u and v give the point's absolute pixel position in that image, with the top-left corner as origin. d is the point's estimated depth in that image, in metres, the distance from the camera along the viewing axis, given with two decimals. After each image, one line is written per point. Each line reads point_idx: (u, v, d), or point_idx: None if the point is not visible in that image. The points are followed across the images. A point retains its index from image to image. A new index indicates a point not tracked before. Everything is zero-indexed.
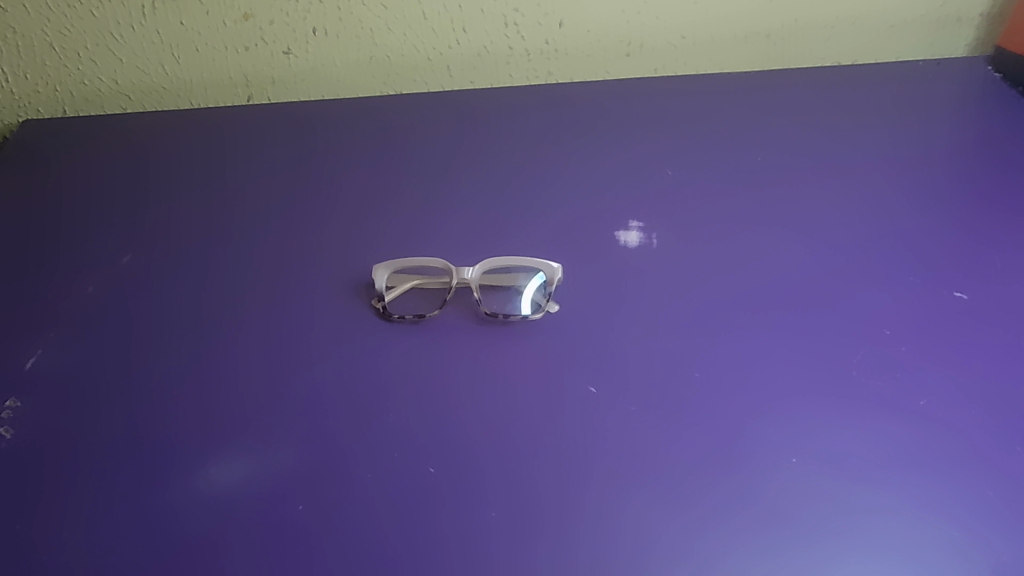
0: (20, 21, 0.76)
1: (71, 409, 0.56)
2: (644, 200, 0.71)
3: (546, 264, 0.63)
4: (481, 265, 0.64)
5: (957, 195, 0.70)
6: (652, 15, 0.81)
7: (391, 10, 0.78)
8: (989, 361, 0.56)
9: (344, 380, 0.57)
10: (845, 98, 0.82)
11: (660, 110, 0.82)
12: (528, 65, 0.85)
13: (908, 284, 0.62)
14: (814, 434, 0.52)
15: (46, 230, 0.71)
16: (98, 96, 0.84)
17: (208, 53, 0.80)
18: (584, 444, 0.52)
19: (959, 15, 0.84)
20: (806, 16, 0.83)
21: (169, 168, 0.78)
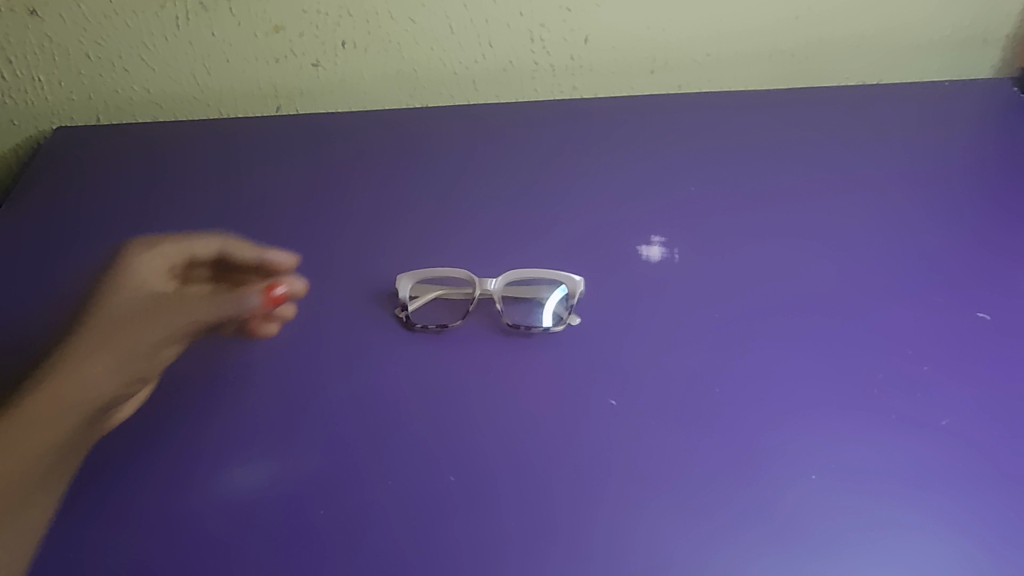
0: (57, 31, 0.77)
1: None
2: (666, 214, 0.72)
3: (568, 277, 0.64)
4: (504, 278, 0.65)
5: (981, 213, 0.70)
6: (677, 31, 0.82)
7: (419, 25, 0.79)
8: (1010, 380, 0.56)
9: (366, 388, 0.58)
10: (869, 116, 0.82)
11: (684, 124, 0.82)
12: (552, 79, 0.85)
13: (930, 302, 0.62)
14: (834, 452, 0.52)
15: (78, 237, 0.73)
16: (130, 105, 0.85)
17: (238, 64, 0.82)
18: (603, 456, 0.52)
19: (984, 35, 0.84)
20: (831, 35, 0.83)
21: (198, 175, 0.80)
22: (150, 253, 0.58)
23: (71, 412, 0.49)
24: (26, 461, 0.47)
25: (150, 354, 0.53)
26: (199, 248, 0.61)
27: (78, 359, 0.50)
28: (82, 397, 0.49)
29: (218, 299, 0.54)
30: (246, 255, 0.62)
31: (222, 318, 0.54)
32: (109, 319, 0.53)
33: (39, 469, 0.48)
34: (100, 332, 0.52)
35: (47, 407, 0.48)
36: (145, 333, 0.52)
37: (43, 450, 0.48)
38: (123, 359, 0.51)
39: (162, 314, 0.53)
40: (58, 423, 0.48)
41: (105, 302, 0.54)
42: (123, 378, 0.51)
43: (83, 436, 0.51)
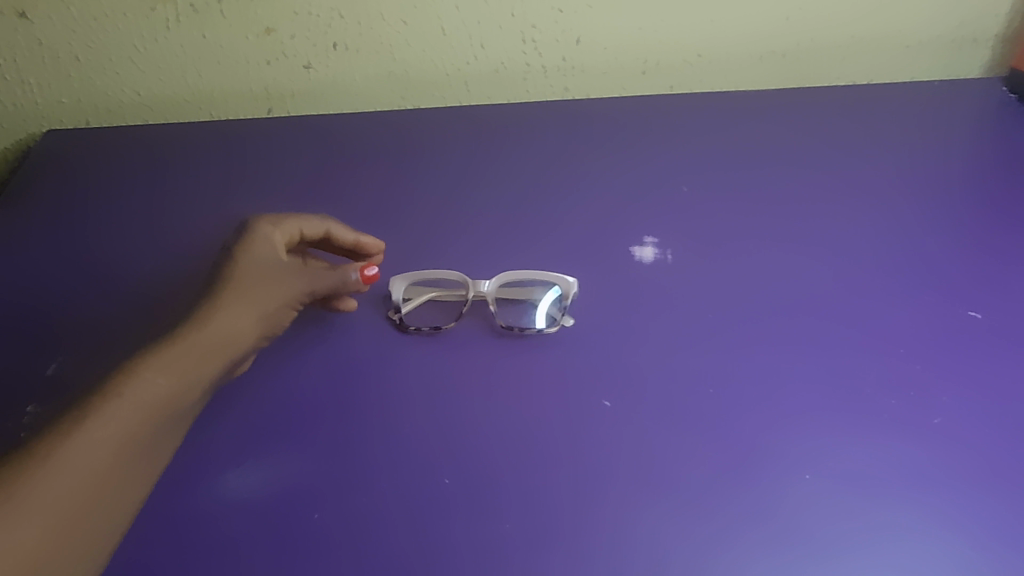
0: (46, 34, 0.77)
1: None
2: (659, 216, 0.72)
3: (562, 278, 0.64)
4: (498, 279, 0.65)
5: (971, 213, 0.70)
6: (669, 32, 0.82)
7: (411, 26, 0.79)
8: (1001, 380, 0.56)
9: (360, 391, 0.58)
10: (860, 116, 0.83)
11: (677, 125, 0.83)
12: (544, 81, 0.86)
13: (922, 302, 0.62)
14: (829, 451, 0.52)
15: (70, 240, 0.73)
16: (121, 107, 0.85)
17: (229, 66, 0.81)
18: (598, 457, 0.52)
19: (974, 36, 0.85)
20: (822, 36, 0.83)
21: (191, 178, 0.79)
22: (267, 219, 0.61)
23: (222, 355, 0.52)
24: (189, 393, 0.49)
25: (277, 315, 0.58)
26: (309, 227, 0.63)
27: (225, 305, 0.54)
28: (231, 340, 0.53)
29: (321, 273, 0.61)
30: (344, 237, 0.65)
31: (324, 291, 0.61)
32: (246, 272, 0.56)
33: (189, 406, 0.50)
34: (241, 284, 0.56)
35: (205, 345, 0.51)
36: (272, 293, 0.57)
37: (200, 383, 0.50)
38: (261, 314, 0.56)
39: (286, 279, 0.59)
40: (211, 365, 0.51)
41: (237, 258, 0.57)
42: (258, 331, 0.56)
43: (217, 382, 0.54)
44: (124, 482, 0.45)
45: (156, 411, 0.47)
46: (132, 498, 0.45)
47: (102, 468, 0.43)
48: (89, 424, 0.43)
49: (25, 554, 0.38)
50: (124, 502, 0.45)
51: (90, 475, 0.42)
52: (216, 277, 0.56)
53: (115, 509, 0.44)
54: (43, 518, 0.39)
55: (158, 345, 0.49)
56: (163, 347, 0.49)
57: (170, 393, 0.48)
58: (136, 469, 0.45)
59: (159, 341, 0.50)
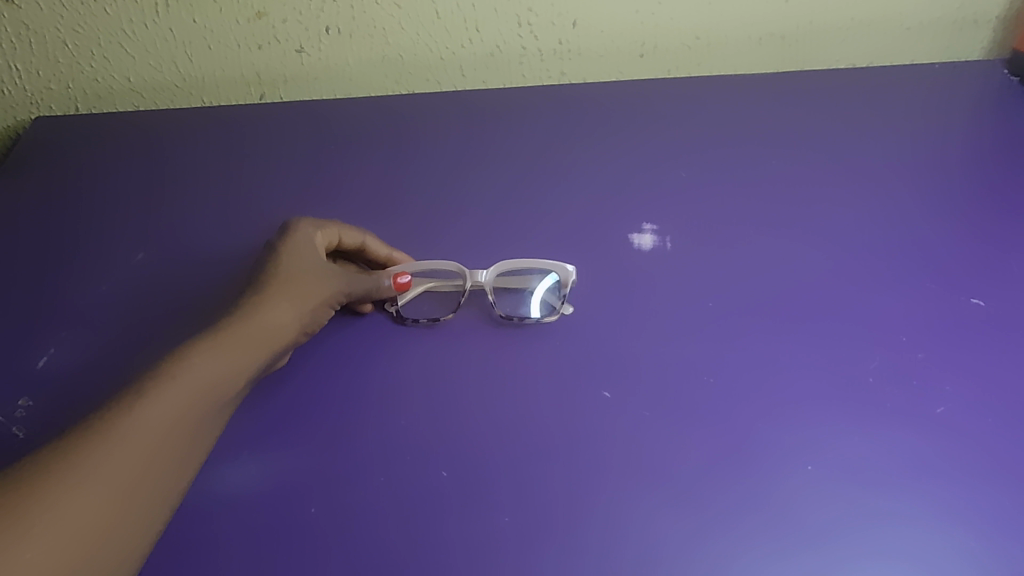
0: (34, 18, 0.75)
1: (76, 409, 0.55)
2: (657, 203, 0.71)
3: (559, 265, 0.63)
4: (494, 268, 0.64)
5: (972, 199, 0.70)
6: (667, 15, 0.81)
7: (405, 10, 0.78)
8: (1003, 369, 0.55)
9: (356, 383, 0.57)
10: (860, 100, 0.82)
11: (675, 109, 0.82)
12: (540, 65, 0.85)
13: (924, 290, 0.62)
14: (831, 441, 0.52)
15: (60, 228, 0.71)
16: (111, 93, 0.84)
17: (221, 51, 0.80)
18: (597, 449, 0.52)
19: (975, 17, 0.84)
20: (821, 18, 0.82)
21: (183, 166, 0.78)
22: (309, 221, 0.62)
23: (269, 346, 0.53)
24: (239, 380, 0.50)
25: (319, 313, 0.58)
26: (347, 236, 0.62)
27: (273, 302, 0.54)
28: (279, 336, 0.54)
29: (359, 277, 0.61)
30: (377, 252, 0.64)
31: (360, 295, 0.61)
32: (290, 269, 0.57)
33: (238, 394, 0.51)
34: (285, 281, 0.56)
35: (252, 337, 0.51)
36: (316, 291, 0.57)
37: (248, 372, 0.51)
38: (306, 311, 0.56)
39: (327, 277, 0.58)
40: (260, 354, 0.52)
41: (281, 257, 0.58)
42: (302, 326, 0.56)
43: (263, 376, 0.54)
44: (179, 462, 0.45)
45: (207, 395, 0.47)
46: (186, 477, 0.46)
47: (155, 449, 0.44)
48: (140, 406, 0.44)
49: (83, 525, 0.39)
50: (179, 482, 0.45)
51: (143, 454, 0.43)
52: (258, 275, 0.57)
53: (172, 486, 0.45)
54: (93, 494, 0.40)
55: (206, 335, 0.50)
56: (213, 336, 0.50)
57: (221, 379, 0.48)
58: (190, 451, 0.46)
59: (211, 331, 0.50)
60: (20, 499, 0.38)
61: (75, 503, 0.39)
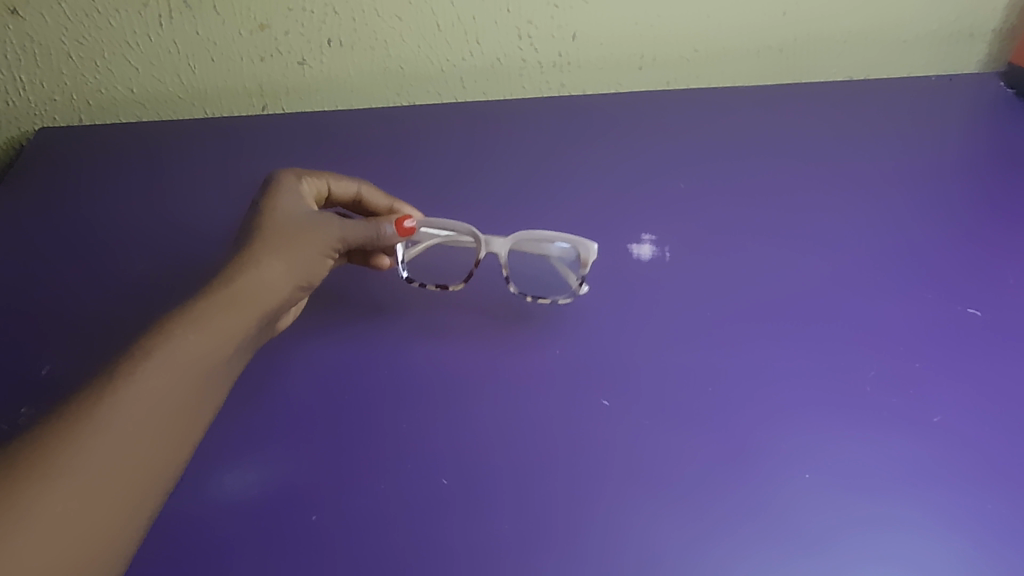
0: (38, 30, 0.76)
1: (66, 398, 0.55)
2: (657, 213, 0.72)
3: (581, 240, 0.63)
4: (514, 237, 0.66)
5: (968, 208, 0.70)
6: (665, 29, 0.82)
7: (406, 22, 0.79)
8: (999, 378, 0.56)
9: (357, 392, 0.57)
10: (857, 112, 0.83)
11: (675, 120, 0.83)
12: (540, 77, 0.86)
13: (920, 300, 0.62)
14: (829, 450, 0.52)
15: (61, 236, 0.71)
16: (114, 103, 0.84)
17: (223, 63, 0.81)
18: (596, 457, 0.52)
19: (971, 30, 0.86)
20: (819, 31, 0.84)
21: (186, 177, 0.79)
22: (291, 172, 0.63)
23: (263, 305, 0.52)
24: (228, 349, 0.48)
25: (314, 265, 0.57)
26: (339, 186, 0.65)
27: (261, 260, 0.53)
28: (272, 293, 0.53)
29: (357, 221, 0.60)
30: (374, 200, 0.67)
31: (359, 241, 0.61)
32: (276, 224, 0.57)
33: (233, 367, 0.50)
34: (277, 234, 0.56)
35: (241, 300, 0.51)
36: (309, 244, 0.57)
37: (243, 340, 0.50)
38: (297, 265, 0.56)
39: (321, 225, 0.58)
40: (250, 316, 0.51)
41: (267, 213, 0.58)
42: (297, 282, 0.56)
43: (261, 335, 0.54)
44: (178, 446, 0.44)
45: (199, 371, 0.46)
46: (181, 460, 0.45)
47: (154, 433, 0.42)
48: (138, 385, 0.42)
49: (88, 523, 0.38)
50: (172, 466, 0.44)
51: (143, 441, 0.42)
52: (248, 228, 0.57)
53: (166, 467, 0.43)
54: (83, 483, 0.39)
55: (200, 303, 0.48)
56: (198, 303, 0.48)
57: (216, 353, 0.47)
58: (188, 432, 0.45)
59: (198, 300, 0.49)
60: (18, 490, 0.37)
61: (76, 496, 0.38)
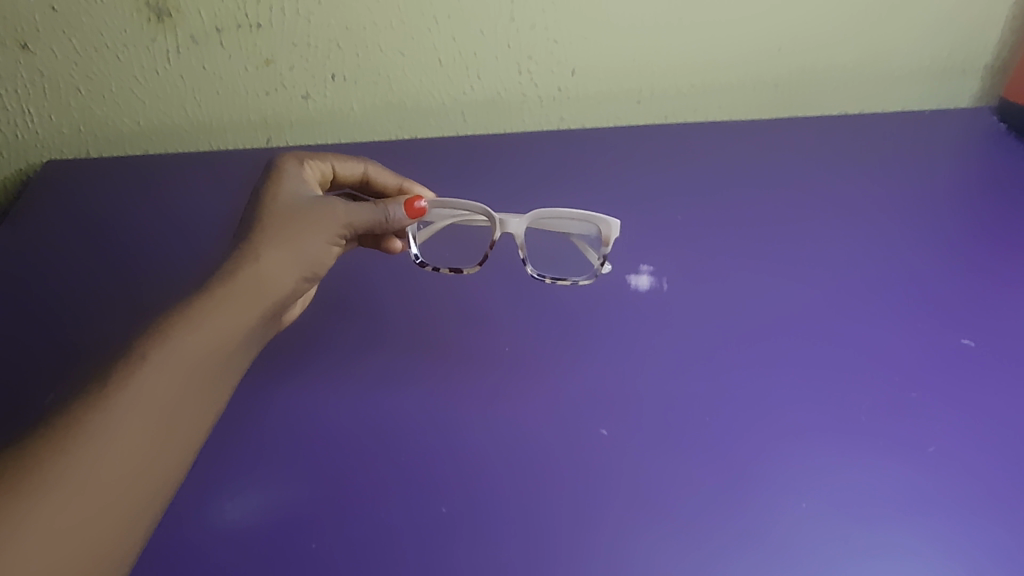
0: (48, 65, 0.77)
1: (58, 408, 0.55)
2: (655, 244, 0.73)
3: (600, 218, 0.67)
4: (530, 216, 0.69)
5: (963, 238, 0.71)
6: (663, 65, 0.84)
7: (408, 57, 0.81)
8: (995, 406, 0.56)
9: (358, 419, 0.58)
10: (851, 145, 0.85)
11: (674, 153, 0.85)
12: (540, 110, 0.87)
13: (916, 330, 0.62)
14: (826, 478, 0.52)
15: (65, 264, 0.72)
16: (120, 136, 0.86)
17: (229, 96, 0.82)
18: (594, 484, 0.52)
19: (964, 66, 0.88)
20: (813, 67, 0.86)
21: (190, 207, 0.80)
22: (293, 156, 0.63)
23: (263, 299, 0.52)
24: (225, 349, 0.49)
25: (319, 254, 0.57)
26: (346, 167, 0.68)
27: (262, 255, 0.54)
28: (273, 287, 0.53)
29: (363, 206, 0.60)
30: (381, 178, 0.70)
31: (367, 225, 0.60)
32: (279, 213, 0.57)
33: (233, 366, 0.50)
34: (279, 224, 0.56)
35: (239, 297, 0.51)
36: (312, 231, 0.57)
37: (240, 336, 0.50)
38: (300, 256, 0.56)
39: (325, 209, 0.58)
40: (248, 313, 0.51)
41: (270, 201, 0.58)
42: (300, 274, 0.56)
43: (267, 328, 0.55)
44: (172, 449, 0.44)
45: (195, 374, 0.46)
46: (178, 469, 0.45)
47: (145, 437, 0.43)
48: (127, 390, 0.43)
49: (78, 531, 0.38)
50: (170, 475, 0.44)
51: (134, 448, 0.42)
52: (249, 217, 0.57)
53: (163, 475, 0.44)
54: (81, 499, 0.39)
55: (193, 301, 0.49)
56: (196, 304, 0.49)
57: (210, 353, 0.47)
58: (183, 434, 0.45)
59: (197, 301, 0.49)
60: (7, 500, 0.37)
61: (65, 504, 0.38)
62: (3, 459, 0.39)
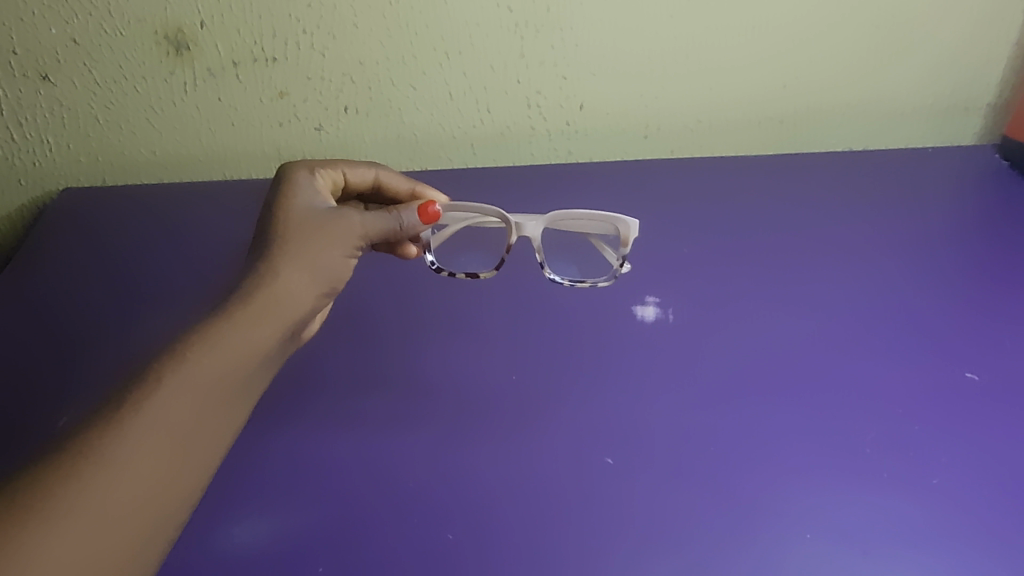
0: (67, 95, 0.79)
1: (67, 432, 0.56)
2: (661, 277, 0.74)
3: (619, 218, 0.69)
4: (548, 218, 0.71)
5: (966, 273, 0.72)
6: (669, 100, 0.85)
7: (419, 91, 0.82)
8: (998, 441, 0.56)
9: (365, 445, 0.58)
10: (856, 182, 0.86)
11: (681, 188, 0.86)
12: (549, 144, 0.89)
13: (920, 365, 0.63)
14: (831, 509, 0.52)
15: (80, 291, 0.73)
16: (135, 165, 0.87)
17: (243, 127, 0.84)
18: (599, 514, 0.53)
19: (967, 104, 0.89)
20: (818, 104, 0.87)
21: (204, 236, 0.81)
22: (304, 166, 0.64)
23: (283, 316, 0.53)
24: (244, 368, 0.49)
25: (337, 266, 0.58)
26: (357, 173, 0.69)
27: (280, 272, 0.54)
28: (293, 304, 0.54)
29: (377, 216, 0.61)
30: (392, 182, 0.72)
31: (382, 235, 0.62)
32: (294, 227, 0.58)
33: (249, 384, 0.50)
34: (295, 238, 0.57)
35: (256, 316, 0.52)
36: (330, 245, 0.58)
37: (258, 356, 0.51)
38: (317, 271, 0.57)
39: (342, 220, 0.59)
40: (266, 332, 0.52)
41: (284, 215, 0.58)
42: (320, 288, 0.57)
43: (288, 343, 0.56)
44: (184, 474, 0.44)
45: (211, 394, 0.47)
46: (194, 489, 0.45)
47: (157, 461, 0.43)
48: (137, 416, 0.43)
49: (86, 556, 0.39)
50: (186, 494, 0.45)
51: (143, 473, 0.42)
52: (265, 231, 0.58)
53: (180, 496, 0.44)
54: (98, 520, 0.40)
55: (207, 324, 0.49)
56: (211, 326, 0.49)
57: (224, 376, 0.48)
58: (194, 458, 0.45)
59: (212, 322, 0.50)
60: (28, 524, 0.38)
61: (71, 531, 0.39)
62: (23, 480, 0.40)
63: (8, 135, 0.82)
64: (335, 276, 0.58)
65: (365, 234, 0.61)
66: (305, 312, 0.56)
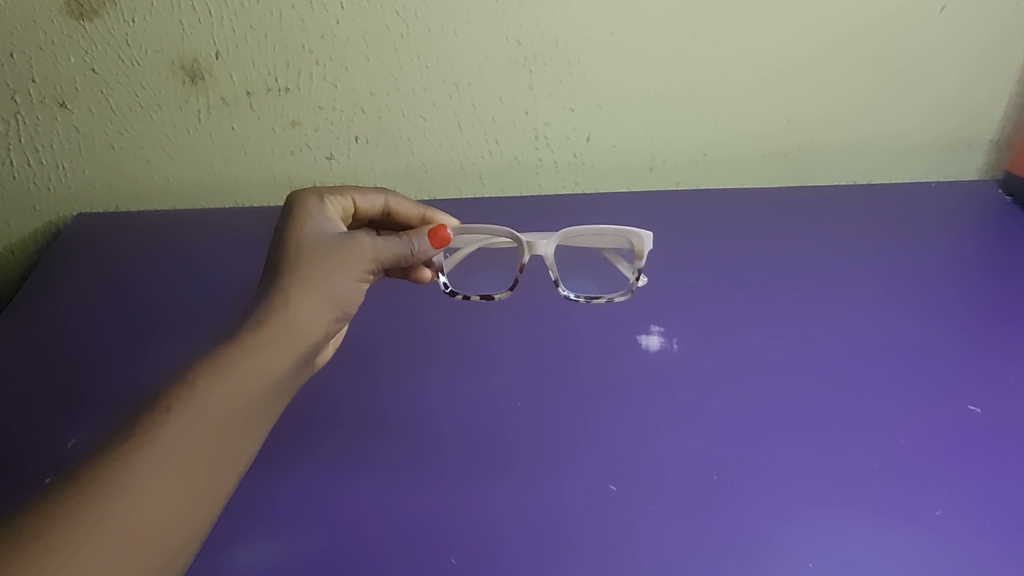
0: (83, 122, 0.81)
1: (77, 456, 0.57)
2: (666, 308, 0.75)
3: (632, 232, 0.72)
4: (556, 235, 0.73)
5: (969, 308, 0.72)
6: (675, 133, 0.87)
7: (430, 122, 0.84)
8: (1000, 474, 0.56)
9: (371, 471, 0.59)
10: (860, 216, 0.87)
11: (686, 221, 0.87)
12: (556, 175, 0.90)
13: (923, 398, 0.63)
14: (834, 538, 0.52)
15: (92, 317, 0.74)
16: (149, 192, 0.89)
17: (256, 156, 0.85)
18: (602, 542, 0.53)
19: (970, 140, 0.90)
20: (821, 138, 0.88)
21: (215, 262, 0.82)
22: (313, 193, 0.65)
23: (296, 343, 0.54)
24: (258, 394, 0.50)
25: (349, 291, 0.59)
26: (367, 200, 0.70)
27: (293, 300, 0.55)
28: (305, 331, 0.55)
29: (388, 241, 0.62)
30: (400, 209, 0.73)
31: (393, 260, 0.63)
32: (305, 254, 0.58)
33: (263, 410, 0.51)
34: (307, 265, 0.58)
35: (269, 343, 0.52)
36: (341, 270, 0.59)
37: (271, 382, 0.52)
38: (329, 297, 0.57)
39: (354, 246, 0.60)
40: (280, 358, 0.52)
41: (295, 242, 0.59)
42: (332, 313, 0.58)
43: (302, 369, 0.57)
44: (199, 501, 0.45)
45: (225, 420, 0.48)
46: (209, 515, 0.46)
47: (172, 491, 0.43)
48: (153, 444, 0.44)
49: None
50: (201, 522, 0.45)
51: (155, 500, 0.42)
52: (277, 258, 0.58)
53: (195, 523, 0.45)
54: (116, 550, 0.40)
55: (220, 351, 0.50)
56: (225, 355, 0.50)
57: (237, 403, 0.49)
58: (209, 486, 0.46)
59: (226, 350, 0.51)
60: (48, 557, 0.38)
61: (82, 558, 0.39)
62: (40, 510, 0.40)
63: (25, 161, 0.83)
64: (347, 301, 0.59)
65: (376, 259, 0.62)
66: (318, 338, 0.57)
